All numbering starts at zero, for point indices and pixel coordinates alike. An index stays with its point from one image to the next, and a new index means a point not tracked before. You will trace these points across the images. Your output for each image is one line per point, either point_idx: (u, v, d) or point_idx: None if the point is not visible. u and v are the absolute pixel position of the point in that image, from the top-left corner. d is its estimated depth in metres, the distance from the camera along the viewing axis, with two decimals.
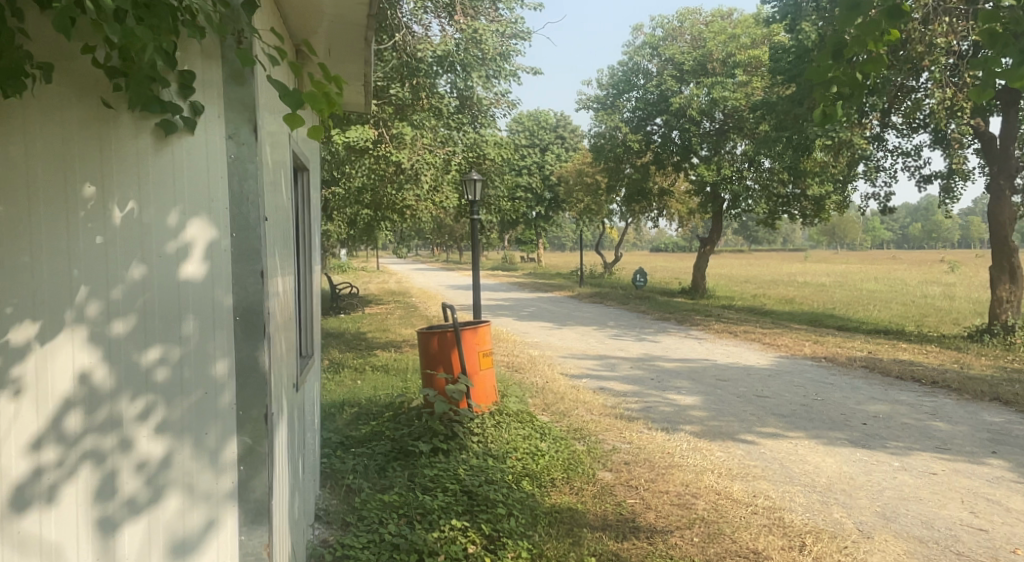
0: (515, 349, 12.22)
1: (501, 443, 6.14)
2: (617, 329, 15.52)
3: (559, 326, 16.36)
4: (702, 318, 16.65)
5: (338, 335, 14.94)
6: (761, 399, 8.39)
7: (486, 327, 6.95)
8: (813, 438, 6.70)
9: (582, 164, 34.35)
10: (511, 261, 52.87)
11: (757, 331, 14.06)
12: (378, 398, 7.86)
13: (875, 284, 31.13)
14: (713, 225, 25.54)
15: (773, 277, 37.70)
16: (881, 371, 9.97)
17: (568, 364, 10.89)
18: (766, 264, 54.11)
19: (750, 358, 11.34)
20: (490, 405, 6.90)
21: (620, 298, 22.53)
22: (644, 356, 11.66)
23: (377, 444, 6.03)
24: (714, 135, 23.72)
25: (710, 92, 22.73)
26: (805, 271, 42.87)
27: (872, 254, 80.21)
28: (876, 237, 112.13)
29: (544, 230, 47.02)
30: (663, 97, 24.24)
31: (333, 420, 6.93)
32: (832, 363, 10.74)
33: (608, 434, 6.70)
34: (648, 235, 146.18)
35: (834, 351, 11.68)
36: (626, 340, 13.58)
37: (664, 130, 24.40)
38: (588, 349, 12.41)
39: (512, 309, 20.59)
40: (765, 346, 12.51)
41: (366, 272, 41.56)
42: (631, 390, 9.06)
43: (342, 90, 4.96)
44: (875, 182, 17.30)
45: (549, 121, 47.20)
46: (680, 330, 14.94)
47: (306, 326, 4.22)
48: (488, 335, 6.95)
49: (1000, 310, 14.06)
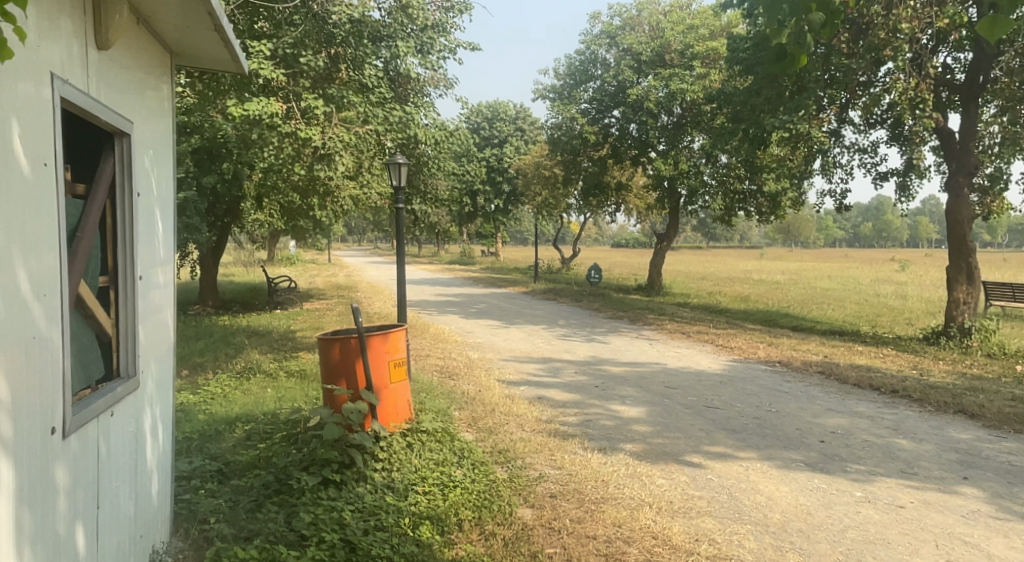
0: (453, 352, 11.28)
1: (407, 470, 5.28)
2: (565, 328, 14.70)
3: (505, 324, 15.48)
4: (656, 317, 15.95)
5: (265, 334, 13.85)
6: (711, 411, 7.63)
7: (402, 334, 6.07)
8: (766, 460, 5.95)
9: (539, 157, 33.51)
10: (468, 254, 51.85)
11: (710, 332, 13.37)
12: (280, 412, 6.90)
13: (828, 282, 30.95)
14: (670, 221, 24.94)
15: (730, 275, 37.36)
16: (838, 377, 9.31)
17: (507, 369, 10.00)
18: (722, 261, 54.10)
19: (701, 362, 10.61)
20: (404, 423, 5.99)
21: (574, 294, 21.74)
22: (590, 359, 10.87)
23: (259, 474, 5.21)
24: (671, 129, 22.73)
25: (667, 85, 22.03)
26: (761, 269, 42.74)
27: (826, 251, 81.16)
28: (829, 236, 113.94)
29: (502, 224, 46.06)
30: (620, 88, 23.49)
31: (219, 444, 6.06)
32: (787, 368, 10.07)
33: (536, 456, 5.84)
34: (608, 231, 146.34)
35: (790, 354, 11.02)
36: (573, 341, 12.77)
37: (620, 122, 23.68)
38: (532, 352, 11.54)
39: (459, 305, 19.65)
40: (718, 348, 11.80)
41: (316, 265, 40.10)
42: (571, 399, 8.23)
43: (195, 43, 4.07)
44: (832, 179, 16.83)
45: (508, 112, 46.15)
46: (631, 331, 14.18)
47: (118, 340, 3.37)
48: (400, 341, 6.04)
49: (956, 312, 13.57)
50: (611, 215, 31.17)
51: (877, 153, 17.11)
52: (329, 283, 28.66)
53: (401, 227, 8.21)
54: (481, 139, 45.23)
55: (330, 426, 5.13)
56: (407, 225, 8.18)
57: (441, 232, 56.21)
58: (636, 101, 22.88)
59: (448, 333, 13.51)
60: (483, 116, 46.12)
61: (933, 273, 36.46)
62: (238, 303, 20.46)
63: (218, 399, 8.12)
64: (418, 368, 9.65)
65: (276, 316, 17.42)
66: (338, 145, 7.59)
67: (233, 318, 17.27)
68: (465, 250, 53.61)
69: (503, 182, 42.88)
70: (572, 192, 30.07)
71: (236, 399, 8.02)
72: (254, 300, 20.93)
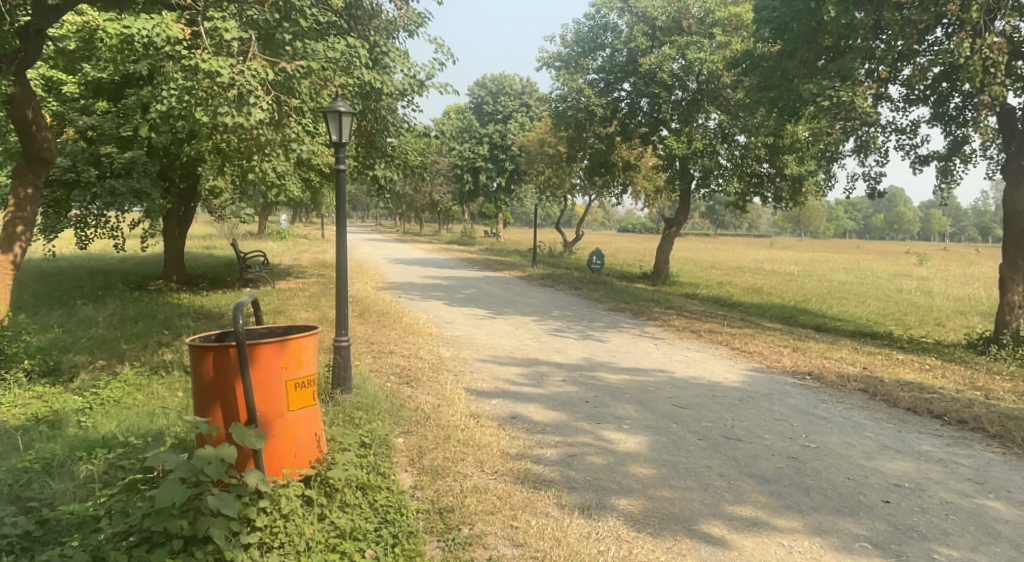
0: (421, 349, 9.52)
1: (292, 551, 3.66)
2: (559, 322, 12.90)
3: (492, 314, 13.69)
4: (662, 311, 14.16)
5: (215, 318, 12.19)
6: (733, 445, 5.88)
7: (314, 343, 4.40)
8: (815, 535, 4.24)
9: (544, 134, 31.62)
10: (470, 234, 50.00)
11: (724, 331, 11.58)
12: (162, 432, 5.20)
13: (846, 275, 29.05)
14: (680, 205, 23.07)
15: (741, 264, 35.44)
16: (887, 398, 7.53)
17: (481, 375, 8.23)
18: (733, 250, 52.15)
19: (716, 371, 8.82)
20: (307, 467, 4.25)
21: (573, 280, 19.97)
22: (582, 363, 9.14)
23: (73, 543, 3.60)
24: (685, 105, 20.92)
25: (683, 55, 20.06)
26: (771, 258, 40.84)
27: (838, 243, 78.95)
28: (840, 226, 111.54)
29: (505, 204, 44.14)
30: (631, 58, 21.62)
31: (57, 484, 4.41)
32: (820, 382, 8.28)
33: (491, 523, 4.17)
34: (615, 214, 144.10)
35: (820, 364, 9.22)
36: (566, 340, 10.98)
37: (631, 97, 21.98)
38: (515, 351, 9.77)
39: (447, 290, 17.91)
40: (735, 352, 10.03)
41: (308, 240, 38.37)
42: (554, 420, 6.48)
43: None
44: (865, 161, 14.98)
45: (514, 87, 44.06)
46: (634, 327, 12.38)
47: None
48: (303, 348, 4.28)
49: (1009, 317, 11.73)
50: (617, 197, 29.29)
51: (917, 133, 15.14)
52: (315, 260, 26.94)
53: (341, 193, 6.30)
54: (486, 114, 43.32)
55: (171, 485, 3.44)
56: (349, 190, 6.24)
57: (442, 210, 54.33)
58: (650, 71, 20.98)
59: (422, 325, 11.73)
60: (488, 90, 44.15)
61: (955, 269, 34.45)
62: (205, 281, 18.73)
63: (105, 407, 6.44)
64: (371, 370, 7.95)
65: (240, 298, 15.68)
66: (255, 80, 5.82)
67: (193, 298, 15.52)
68: (466, 229, 51.77)
69: (506, 159, 40.99)
70: (577, 171, 28.15)
71: (126, 409, 6.29)
72: (224, 278, 19.17)
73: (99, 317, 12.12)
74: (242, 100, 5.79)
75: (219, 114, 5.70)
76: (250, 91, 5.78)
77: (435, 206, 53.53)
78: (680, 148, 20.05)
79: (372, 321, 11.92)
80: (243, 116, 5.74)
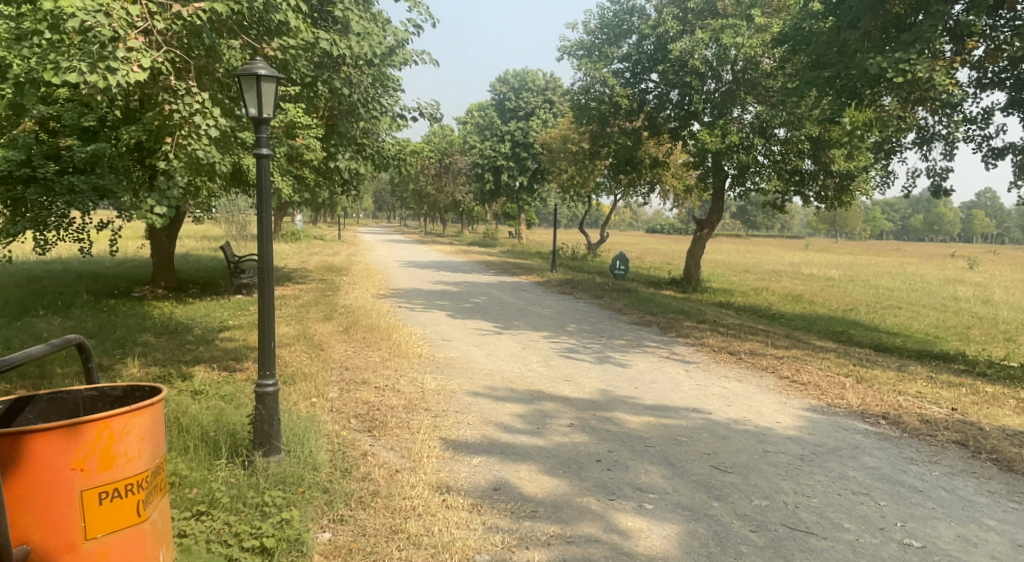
0: (401, 378, 7.86)
1: None
2: (573, 339, 11.15)
3: (498, 328, 12.04)
4: (693, 325, 12.32)
5: (182, 335, 10.69)
6: (804, 546, 4.15)
7: (159, 419, 3.48)
8: None
9: (567, 130, 29.90)
10: (492, 235, 48.39)
11: (769, 354, 9.73)
12: None
13: (892, 281, 26.82)
14: (712, 205, 21.20)
15: (776, 268, 33.30)
16: (997, 459, 5.73)
17: (467, 416, 6.54)
18: (767, 252, 49.73)
19: (764, 412, 7.01)
20: None
21: (594, 287, 18.22)
22: (597, 398, 7.42)
23: None
24: (720, 96, 19.11)
25: (717, 39, 18.21)
26: (808, 262, 38.57)
27: (874, 247, 75.97)
28: (877, 228, 107.93)
29: (526, 205, 42.47)
30: (660, 45, 19.88)
31: None
32: (901, 430, 6.48)
33: None
34: (643, 215, 141.70)
35: (895, 401, 7.37)
36: (581, 365, 9.22)
37: (660, 88, 20.38)
38: (515, 381, 8.06)
39: (455, 298, 16.29)
40: (785, 383, 8.23)
41: (323, 242, 37.08)
42: (552, 493, 4.80)
43: None
44: (929, 155, 13.04)
45: (538, 82, 41.99)
46: (661, 347, 10.57)
47: None
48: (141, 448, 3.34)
49: None
50: (643, 196, 27.42)
51: (991, 122, 13.14)
52: (322, 263, 25.56)
53: (262, 193, 4.71)
54: (508, 111, 41.51)
55: None
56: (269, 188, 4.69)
57: (464, 210, 52.68)
58: (681, 58, 19.18)
59: (412, 343, 10.07)
60: (510, 86, 42.48)
61: (1010, 274, 31.91)
62: (196, 287, 17.39)
63: None
64: (329, 413, 6.33)
65: (224, 307, 14.24)
66: (123, 28, 4.75)
67: (173, 307, 14.16)
68: (487, 230, 50.16)
69: (528, 158, 39.37)
70: (601, 169, 26.39)
71: None
72: (217, 284, 17.81)
73: (51, 332, 10.70)
74: (103, 55, 4.68)
75: (74, 70, 4.70)
76: (117, 40, 4.78)
77: (457, 207, 52.05)
78: (713, 143, 18.15)
79: (357, 338, 10.31)
80: (101, 73, 4.65)
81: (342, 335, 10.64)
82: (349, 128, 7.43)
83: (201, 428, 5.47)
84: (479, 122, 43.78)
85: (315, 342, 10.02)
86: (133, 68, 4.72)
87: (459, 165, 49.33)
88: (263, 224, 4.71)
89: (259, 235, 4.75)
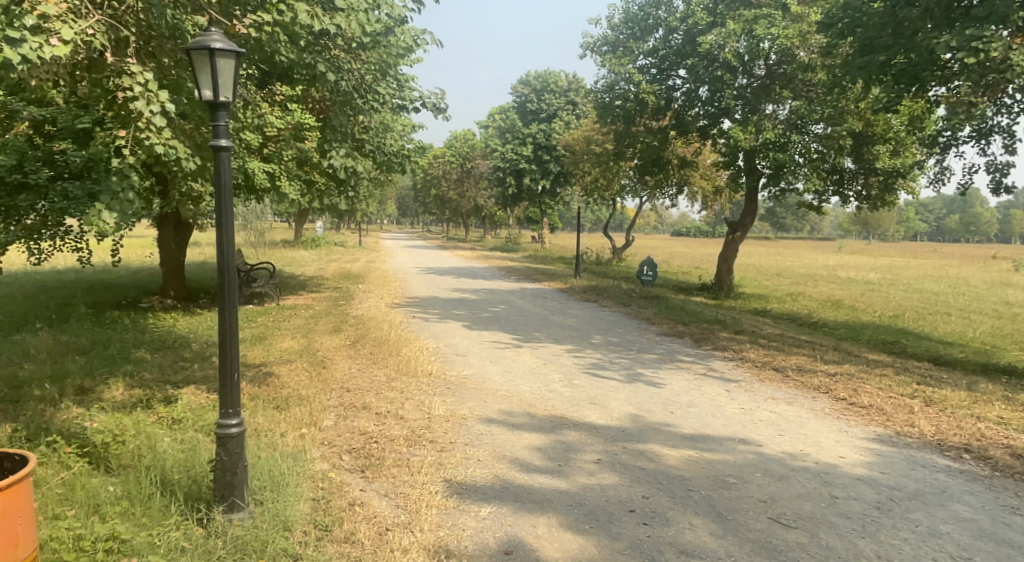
0: (406, 402, 7.03)
1: None
2: (599, 354, 10.23)
3: (518, 340, 11.17)
4: (730, 336, 11.34)
5: (179, 350, 9.97)
6: None
7: (4, 519, 3.36)
8: None
9: (591, 131, 28.97)
10: (515, 240, 47.63)
11: (819, 371, 8.73)
12: None
13: (935, 285, 25.50)
14: (745, 206, 20.17)
15: (810, 272, 32.05)
16: None
17: (478, 450, 5.69)
18: (798, 254, 48.13)
19: (822, 444, 6.06)
20: None
21: (621, 294, 17.29)
22: (628, 425, 6.51)
23: None
24: (754, 91, 18.11)
25: (750, 30, 17.19)
26: (843, 264, 37.10)
27: (908, 249, 73.93)
28: (910, 229, 105.39)
29: (550, 209, 41.61)
30: (689, 39, 18.92)
31: None
32: (991, 467, 5.48)
33: None
34: (668, 218, 140.18)
35: (975, 429, 6.37)
36: (608, 384, 8.31)
37: (688, 85, 19.48)
38: (536, 404, 7.18)
39: (473, 307, 15.47)
40: (842, 406, 7.25)
41: (344, 248, 36.57)
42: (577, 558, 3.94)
43: None
44: (989, 148, 11.92)
45: (561, 83, 40.88)
46: (697, 362, 9.62)
47: None
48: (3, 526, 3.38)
49: None
50: (671, 199, 26.34)
51: None
52: (339, 270, 24.87)
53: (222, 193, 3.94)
54: (529, 114, 40.43)
55: None
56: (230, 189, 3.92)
57: (486, 214, 51.82)
58: (710, 52, 18.17)
59: (423, 358, 9.25)
60: (532, 88, 40.94)
61: None
62: (206, 296, 16.79)
63: None
64: (315, 450, 5.52)
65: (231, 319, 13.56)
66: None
67: (178, 319, 13.52)
68: (511, 234, 49.38)
69: (551, 161, 38.53)
70: (626, 170, 25.44)
71: None
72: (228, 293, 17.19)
73: (43, 349, 10.05)
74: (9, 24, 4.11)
75: None
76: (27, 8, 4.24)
77: (480, 211, 51.34)
78: (747, 140, 17.09)
79: (364, 353, 9.50)
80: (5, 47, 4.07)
81: (349, 350, 9.87)
82: (344, 121, 6.62)
83: (164, 471, 4.69)
84: (501, 125, 42.98)
85: (318, 358, 9.25)
86: (45, 40, 4.15)
87: (481, 169, 48.51)
88: (221, 217, 3.92)
89: (217, 229, 3.95)
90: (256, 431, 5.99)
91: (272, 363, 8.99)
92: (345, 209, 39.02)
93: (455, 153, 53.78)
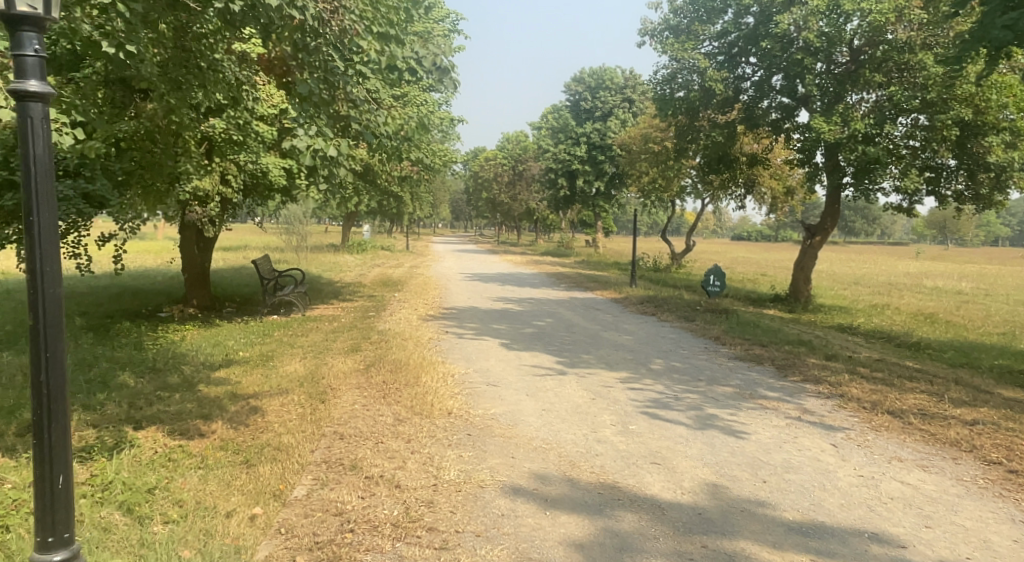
0: (410, 459, 5.40)
1: None
2: (661, 386, 8.47)
3: (564, 365, 9.51)
4: (822, 366, 9.44)
5: (166, 372, 8.55)
6: None
7: None
8: None
9: (649, 127, 27.04)
10: (568, 243, 45.99)
11: (950, 420, 6.81)
12: None
13: None
14: (826, 208, 18.05)
15: (890, 280, 29.50)
16: None
17: (494, 549, 4.05)
18: (872, 260, 45.12)
19: (996, 548, 4.22)
20: None
21: (685, 306, 15.45)
22: (705, 506, 4.77)
23: None
24: (841, 78, 16.24)
25: (838, 5, 15.37)
26: (927, 272, 34.18)
27: (988, 253, 69.54)
28: (989, 234, 99.53)
29: (604, 211, 39.76)
30: (764, 19, 17.02)
31: None
32: None
33: None
34: (727, 222, 136.31)
35: None
36: (675, 431, 6.55)
37: (761, 73, 17.62)
38: (579, 464, 5.50)
39: (518, 320, 13.88)
40: (1000, 477, 5.38)
41: (390, 252, 35.53)
42: None
43: None
44: None
45: (616, 80, 38.31)
46: (785, 402, 7.77)
47: None
48: None
49: None
50: (737, 200, 24.25)
51: None
52: (380, 276, 23.56)
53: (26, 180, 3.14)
54: (583, 112, 38.31)
55: None
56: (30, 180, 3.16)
57: (538, 217, 50.24)
58: (788, 31, 16.42)
59: (445, 391, 7.58)
60: (586, 85, 38.98)
61: None
62: (232, 304, 15.54)
63: None
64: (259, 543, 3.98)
65: (245, 333, 12.17)
66: None
67: (193, 332, 12.26)
68: (564, 238, 47.77)
69: (606, 161, 36.71)
70: (686, 169, 23.49)
71: None
72: (254, 301, 15.97)
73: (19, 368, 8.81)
74: None
75: None
76: None
77: (532, 214, 49.85)
78: (831, 132, 15.37)
79: (377, 382, 7.89)
80: None
81: (362, 376, 8.27)
82: (314, 87, 5.15)
83: None
84: (554, 124, 41.21)
85: (321, 387, 7.68)
86: None
87: (534, 171, 47.02)
88: (32, 181, 3.13)
89: (32, 197, 3.18)
90: (197, 506, 4.43)
91: (264, 394, 7.52)
92: (392, 212, 38.01)
93: (505, 155, 52.34)
